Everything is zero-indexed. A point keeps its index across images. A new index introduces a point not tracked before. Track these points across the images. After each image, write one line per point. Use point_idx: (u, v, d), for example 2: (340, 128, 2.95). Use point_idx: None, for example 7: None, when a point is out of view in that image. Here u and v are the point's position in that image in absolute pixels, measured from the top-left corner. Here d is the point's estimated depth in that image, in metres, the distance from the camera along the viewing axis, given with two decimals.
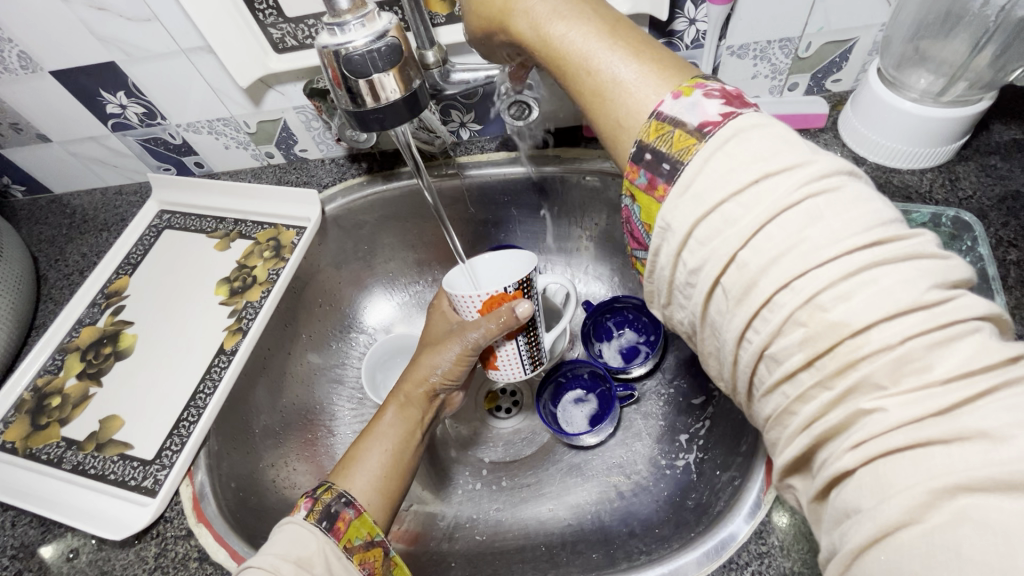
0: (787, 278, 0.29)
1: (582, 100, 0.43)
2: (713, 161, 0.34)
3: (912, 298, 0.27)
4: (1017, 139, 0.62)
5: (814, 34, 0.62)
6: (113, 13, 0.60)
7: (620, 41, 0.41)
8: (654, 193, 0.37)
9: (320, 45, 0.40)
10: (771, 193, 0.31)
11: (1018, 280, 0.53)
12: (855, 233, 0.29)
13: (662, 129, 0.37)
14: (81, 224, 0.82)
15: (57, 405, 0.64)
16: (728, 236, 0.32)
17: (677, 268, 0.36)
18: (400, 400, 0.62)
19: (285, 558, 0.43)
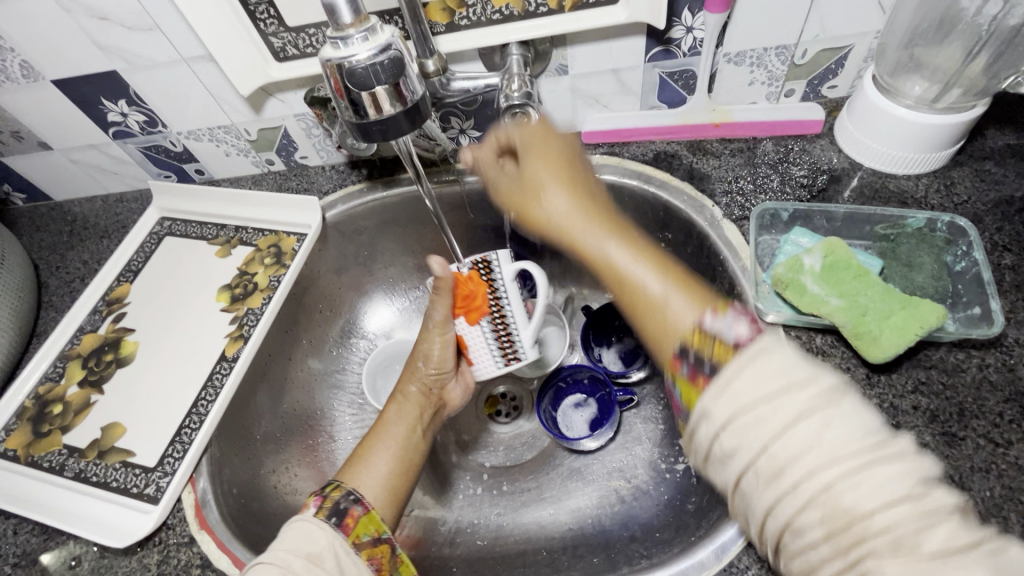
0: (808, 472, 0.31)
1: (631, 310, 0.47)
2: (745, 371, 0.34)
3: (904, 491, 0.29)
4: (1011, 144, 0.63)
5: (809, 42, 0.62)
6: (115, 23, 0.61)
7: (663, 266, 0.47)
8: (696, 384, 0.38)
9: (323, 58, 0.41)
10: (793, 397, 0.32)
11: (1012, 285, 0.54)
12: (859, 440, 0.31)
13: (705, 339, 0.39)
14: (82, 231, 0.82)
15: (58, 412, 0.64)
16: (760, 431, 0.32)
17: (711, 450, 0.34)
18: (399, 398, 0.63)
19: (296, 553, 0.44)
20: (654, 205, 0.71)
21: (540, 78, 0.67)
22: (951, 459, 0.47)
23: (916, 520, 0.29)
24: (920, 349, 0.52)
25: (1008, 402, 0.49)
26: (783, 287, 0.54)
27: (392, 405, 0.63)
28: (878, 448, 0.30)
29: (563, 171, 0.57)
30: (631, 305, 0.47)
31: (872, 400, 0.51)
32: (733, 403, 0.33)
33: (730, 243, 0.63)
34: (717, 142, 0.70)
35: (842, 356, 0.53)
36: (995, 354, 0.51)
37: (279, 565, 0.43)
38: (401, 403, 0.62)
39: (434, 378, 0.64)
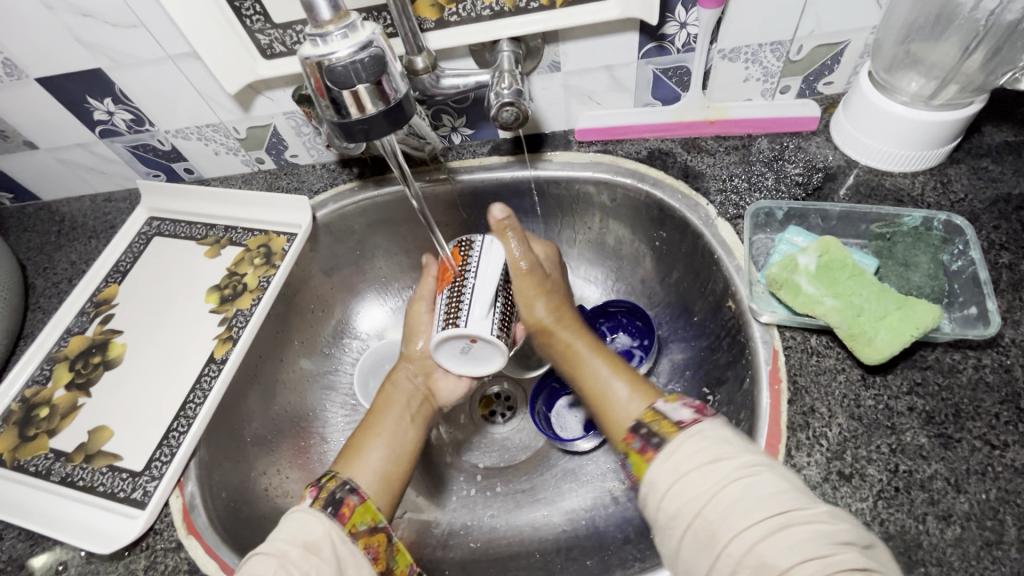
0: (735, 532, 0.38)
1: (599, 412, 0.53)
2: (685, 446, 0.42)
3: (817, 550, 0.36)
4: (1008, 141, 0.62)
5: (805, 38, 0.61)
6: (98, 19, 0.60)
7: (628, 372, 0.54)
8: (645, 456, 0.44)
9: (303, 56, 0.40)
10: (718, 469, 0.41)
11: (1010, 284, 0.53)
12: (772, 505, 0.38)
13: (656, 416, 0.46)
14: (70, 231, 0.81)
15: (45, 415, 0.63)
16: (692, 500, 0.40)
17: (658, 513, 0.42)
18: (391, 383, 0.65)
19: (292, 542, 0.45)
20: (648, 204, 0.70)
21: (531, 76, 0.67)
22: (946, 461, 0.46)
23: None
24: (915, 350, 0.52)
25: (1004, 403, 0.48)
26: (778, 287, 0.54)
27: (383, 394, 0.64)
28: (790, 511, 0.38)
29: (554, 283, 0.62)
30: (598, 403, 0.53)
31: (868, 401, 0.50)
32: (672, 472, 0.42)
33: (724, 241, 0.63)
34: (712, 139, 0.69)
35: (837, 357, 0.53)
36: (991, 354, 0.50)
37: (276, 557, 0.44)
38: (390, 394, 0.64)
39: (420, 366, 0.65)
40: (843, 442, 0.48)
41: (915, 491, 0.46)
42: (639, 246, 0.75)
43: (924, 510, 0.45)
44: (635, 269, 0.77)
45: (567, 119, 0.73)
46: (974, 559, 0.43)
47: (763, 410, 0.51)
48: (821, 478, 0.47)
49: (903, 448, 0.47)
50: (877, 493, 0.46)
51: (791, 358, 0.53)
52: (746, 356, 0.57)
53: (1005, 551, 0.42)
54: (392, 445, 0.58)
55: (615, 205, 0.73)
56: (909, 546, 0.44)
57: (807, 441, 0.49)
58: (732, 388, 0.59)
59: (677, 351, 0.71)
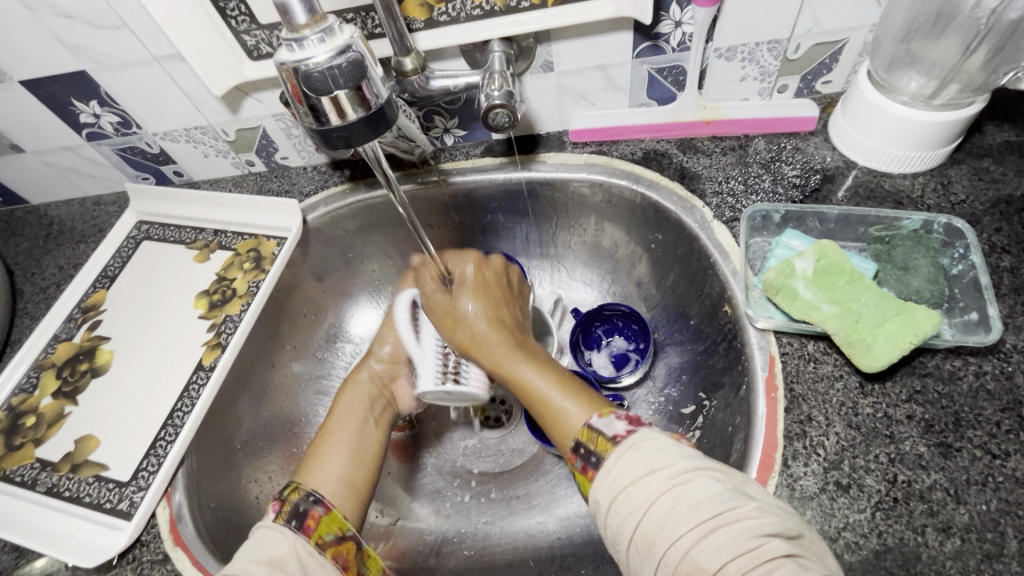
0: (670, 541, 0.38)
1: (543, 425, 0.52)
2: (619, 458, 0.43)
3: (745, 546, 0.36)
4: (1010, 141, 0.61)
5: (802, 36, 0.60)
6: (81, 21, 0.58)
7: (564, 380, 0.53)
8: (588, 476, 0.45)
9: (279, 61, 0.39)
10: (651, 481, 0.41)
11: (1011, 289, 0.52)
12: (702, 508, 0.38)
13: (591, 434, 0.46)
14: (59, 235, 0.80)
15: (31, 424, 0.62)
16: (630, 515, 0.41)
17: (605, 526, 0.43)
18: (355, 383, 0.65)
19: (256, 561, 0.45)
20: (643, 207, 0.69)
21: (524, 76, 0.65)
22: (946, 471, 0.45)
23: (759, 572, 0.35)
24: (915, 357, 0.50)
25: (1006, 411, 0.47)
26: (775, 292, 0.53)
27: (343, 394, 0.64)
28: (722, 512, 0.38)
29: (482, 293, 0.60)
30: (541, 415, 0.52)
31: (866, 409, 0.49)
32: (612, 489, 0.42)
33: (720, 245, 0.61)
34: (708, 140, 0.68)
35: (835, 364, 0.52)
36: (992, 361, 0.49)
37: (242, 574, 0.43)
38: (349, 396, 0.63)
39: (387, 369, 0.67)
40: (841, 451, 0.47)
41: (914, 501, 0.45)
42: (635, 249, 0.74)
43: (923, 522, 0.44)
44: (631, 271, 0.76)
45: (561, 120, 0.71)
46: (974, 572, 0.42)
47: (760, 418, 0.50)
48: (818, 488, 0.46)
49: (902, 458, 0.46)
50: (875, 504, 0.45)
51: (788, 364, 0.52)
52: (743, 362, 0.56)
53: (1005, 563, 0.42)
54: (354, 445, 0.58)
55: (610, 207, 0.72)
56: (907, 559, 0.43)
57: (804, 450, 0.48)
58: (728, 394, 0.58)
59: (673, 355, 0.70)
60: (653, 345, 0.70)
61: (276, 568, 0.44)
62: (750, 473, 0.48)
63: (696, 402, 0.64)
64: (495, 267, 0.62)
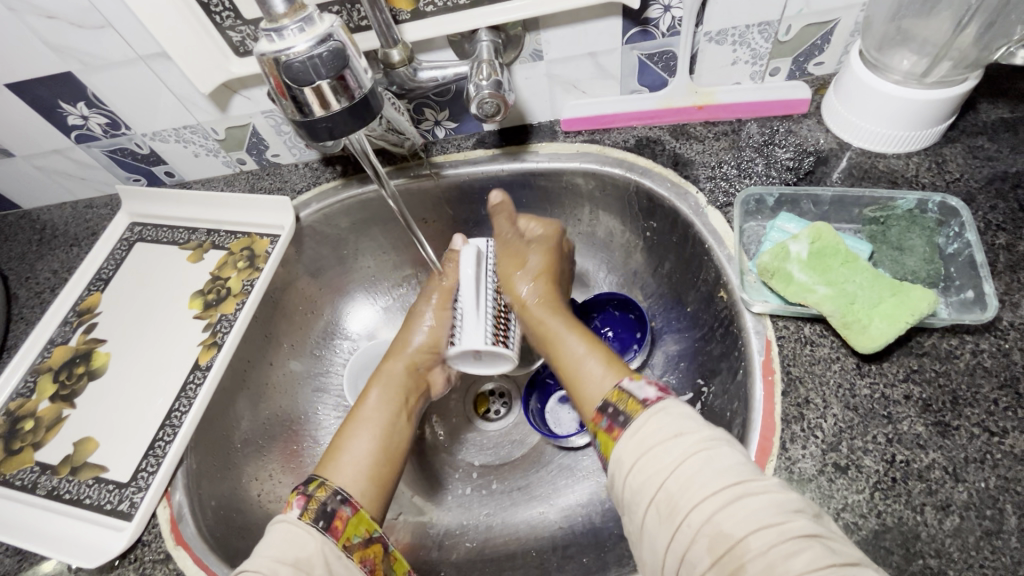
0: (697, 501, 0.39)
1: (572, 386, 0.53)
2: (648, 418, 0.44)
3: (769, 519, 0.37)
4: (1005, 118, 0.60)
5: (793, 17, 0.59)
6: (63, 20, 0.58)
7: (603, 350, 0.54)
8: (611, 434, 0.46)
9: (259, 53, 0.39)
10: (680, 443, 0.42)
11: (1007, 265, 0.52)
12: (728, 476, 0.39)
13: (621, 394, 0.47)
14: (51, 239, 0.80)
15: (30, 428, 0.62)
16: (655, 474, 0.41)
17: (625, 487, 0.43)
18: (383, 380, 0.63)
19: (282, 560, 0.45)
20: (637, 194, 0.68)
21: (514, 66, 0.65)
22: (944, 450, 0.45)
23: (782, 544, 0.35)
24: (911, 336, 0.50)
25: (1002, 388, 0.47)
26: (769, 276, 0.52)
27: (372, 391, 0.62)
28: (750, 481, 0.39)
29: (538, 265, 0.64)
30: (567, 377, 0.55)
31: (863, 390, 0.49)
32: (639, 448, 0.43)
33: (715, 230, 0.61)
34: (700, 125, 0.68)
35: (831, 346, 0.51)
36: (989, 339, 0.49)
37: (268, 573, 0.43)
38: (383, 387, 0.63)
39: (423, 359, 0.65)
40: (839, 433, 0.47)
41: (912, 481, 0.45)
42: (630, 237, 0.74)
43: (922, 501, 0.44)
44: (627, 260, 0.76)
45: (552, 110, 0.71)
46: (973, 549, 0.42)
47: (757, 403, 0.50)
48: (816, 470, 0.46)
49: (900, 438, 0.46)
50: (873, 484, 0.45)
51: (785, 348, 0.52)
52: (739, 346, 0.55)
53: (1004, 540, 0.42)
54: (382, 442, 0.58)
55: (603, 196, 0.72)
56: (906, 538, 0.43)
57: (802, 433, 0.48)
58: (726, 379, 0.57)
59: (670, 342, 0.70)
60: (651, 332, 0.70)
61: (302, 570, 0.45)
62: (748, 457, 0.48)
63: (694, 389, 0.64)
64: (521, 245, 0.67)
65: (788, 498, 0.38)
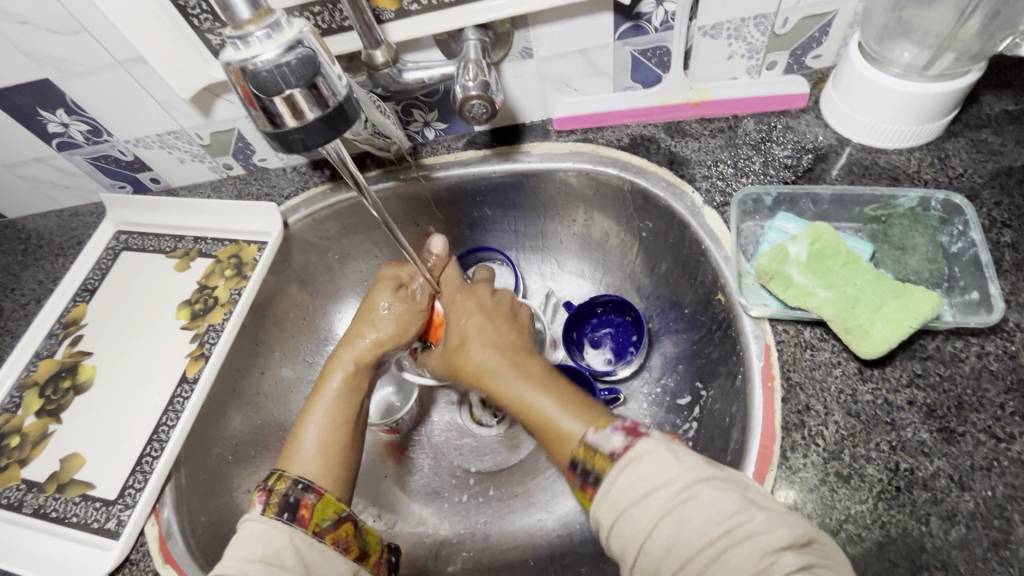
0: (684, 565, 0.36)
1: (543, 437, 0.48)
2: (618, 476, 0.40)
3: (759, 572, 0.34)
4: (1009, 110, 0.59)
5: (791, 9, 0.57)
6: (37, 26, 0.56)
7: (567, 390, 0.49)
8: (586, 494, 0.42)
9: (224, 62, 0.38)
10: (653, 503, 0.37)
11: (1013, 264, 0.50)
12: (711, 532, 0.36)
13: (589, 451, 0.42)
14: (37, 249, 0.78)
15: (15, 445, 0.61)
16: (633, 539, 0.38)
17: (609, 548, 0.40)
18: (348, 368, 0.61)
19: (250, 559, 0.45)
20: (632, 194, 0.67)
21: (503, 64, 0.63)
22: (950, 457, 0.44)
23: None
24: (915, 339, 0.49)
25: (1009, 392, 0.45)
26: (768, 279, 0.51)
27: (319, 395, 0.59)
28: (736, 529, 0.35)
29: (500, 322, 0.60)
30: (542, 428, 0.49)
31: (865, 396, 0.47)
32: (615, 512, 0.39)
33: (712, 231, 0.60)
34: (696, 122, 0.66)
35: (832, 350, 0.50)
36: (995, 341, 0.48)
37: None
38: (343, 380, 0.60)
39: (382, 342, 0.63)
40: (841, 441, 0.46)
41: (917, 490, 0.43)
42: (626, 237, 0.72)
43: (927, 511, 0.42)
44: (622, 261, 0.74)
45: (544, 109, 0.69)
46: (980, 561, 0.40)
47: (756, 410, 0.49)
48: (818, 479, 0.45)
49: (904, 445, 0.45)
50: (877, 494, 0.44)
51: (785, 353, 0.51)
52: (738, 351, 0.54)
53: (1013, 550, 0.40)
54: (343, 417, 0.57)
55: (597, 196, 0.70)
56: (912, 549, 0.41)
57: (803, 441, 0.46)
58: (725, 384, 0.56)
59: (668, 345, 0.69)
60: (648, 334, 0.68)
61: (273, 563, 0.45)
62: (748, 466, 0.47)
63: (692, 392, 0.62)
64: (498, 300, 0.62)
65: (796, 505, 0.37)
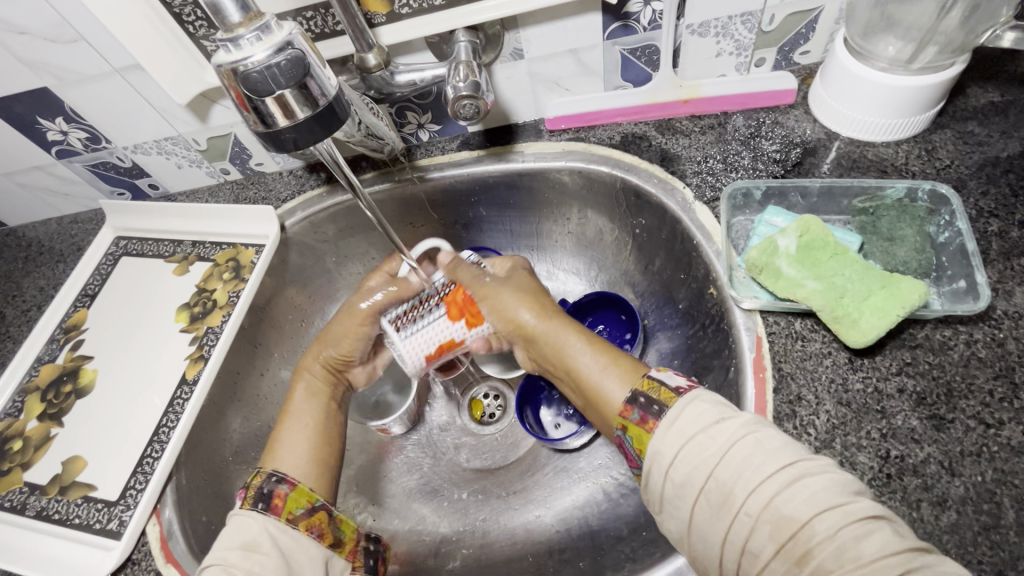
0: (763, 494, 0.36)
1: (593, 396, 0.49)
2: (686, 409, 0.41)
3: (834, 498, 0.35)
4: (995, 102, 0.59)
5: (776, 6, 0.58)
6: (35, 36, 0.57)
7: (616, 355, 0.51)
8: (646, 426, 0.42)
9: (216, 65, 0.38)
10: (725, 428, 0.39)
11: (1001, 253, 0.51)
12: (776, 462, 0.37)
13: (651, 382, 0.44)
14: (37, 256, 0.79)
15: (18, 449, 0.62)
16: (702, 464, 0.38)
17: (666, 482, 0.40)
18: (308, 378, 0.62)
19: (230, 548, 0.47)
20: (624, 192, 0.67)
21: (494, 65, 0.64)
22: (940, 444, 0.44)
23: (853, 524, 0.33)
24: (904, 328, 0.49)
25: (997, 379, 0.46)
26: (758, 272, 0.51)
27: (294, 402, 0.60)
28: (811, 460, 0.37)
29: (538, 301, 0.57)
30: (592, 390, 0.49)
31: (855, 385, 0.48)
32: (699, 431, 0.40)
33: (703, 226, 0.60)
34: (686, 119, 0.67)
35: (822, 341, 0.51)
36: (983, 329, 0.48)
37: (218, 564, 0.45)
38: (307, 383, 0.62)
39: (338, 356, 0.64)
40: (831, 429, 0.46)
41: (908, 476, 0.44)
42: (620, 236, 0.73)
43: (918, 496, 0.43)
44: (617, 259, 0.75)
45: (536, 109, 0.70)
46: (972, 545, 0.41)
47: (748, 401, 0.49)
48: None
49: (894, 433, 0.45)
50: (869, 481, 0.44)
51: (775, 344, 0.51)
52: (730, 344, 0.55)
53: (1003, 535, 0.41)
54: (315, 422, 0.59)
55: (590, 194, 0.71)
56: None
57: (795, 431, 0.47)
58: (718, 378, 0.57)
59: (663, 340, 0.69)
60: (641, 333, 0.69)
61: (251, 550, 0.46)
62: None
63: None
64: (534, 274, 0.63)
65: (846, 478, 0.36)
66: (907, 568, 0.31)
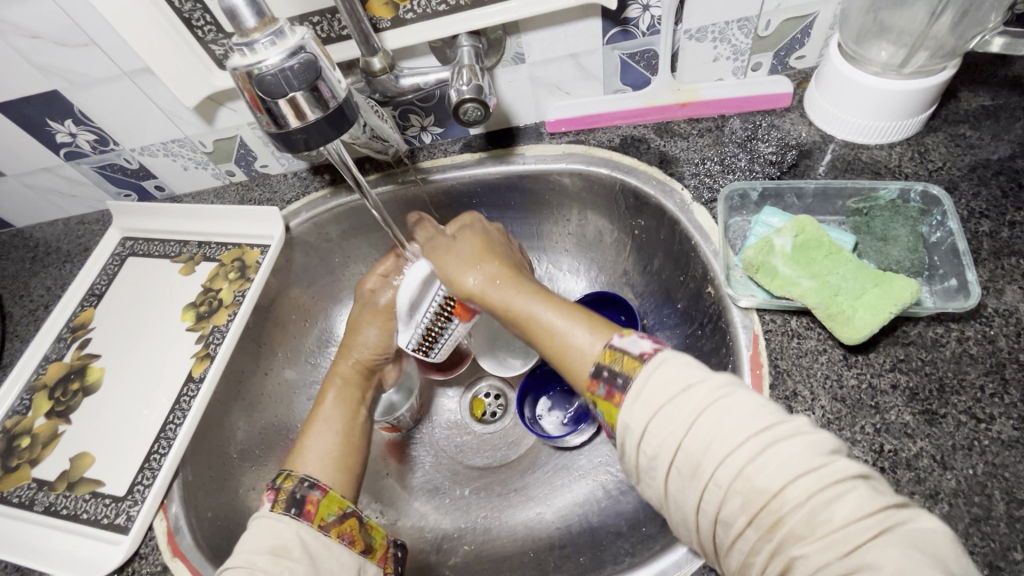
0: (735, 467, 0.35)
1: (561, 365, 0.48)
2: (652, 378, 0.40)
3: (807, 464, 0.34)
4: (986, 106, 0.61)
5: (772, 12, 0.60)
6: (47, 40, 0.58)
7: (582, 316, 0.50)
8: (614, 400, 0.42)
9: (232, 68, 0.40)
10: (692, 396, 0.38)
11: (992, 252, 0.52)
12: (748, 431, 0.36)
13: (614, 354, 0.44)
14: (45, 256, 0.80)
15: (26, 445, 0.63)
16: (671, 434, 0.38)
17: (640, 453, 0.40)
18: (338, 382, 0.65)
19: (259, 551, 0.47)
20: (623, 193, 0.68)
21: (496, 69, 0.65)
22: (933, 438, 0.46)
23: (828, 489, 0.34)
24: (897, 326, 0.51)
25: (988, 375, 0.47)
26: (754, 271, 0.53)
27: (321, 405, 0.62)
28: (784, 425, 0.36)
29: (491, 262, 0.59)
30: (558, 356, 0.49)
31: (850, 381, 0.49)
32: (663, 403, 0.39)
33: (701, 227, 0.61)
34: (684, 122, 0.68)
35: (818, 338, 0.52)
36: (974, 326, 0.49)
37: (245, 566, 0.45)
38: (336, 389, 0.64)
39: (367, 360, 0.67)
40: (826, 424, 0.47)
41: (901, 470, 0.45)
42: (619, 236, 0.74)
43: (911, 489, 0.44)
44: (616, 259, 0.76)
45: (537, 112, 0.71)
46: (963, 536, 0.42)
47: None
48: None
49: (888, 427, 0.47)
50: None
51: (772, 341, 0.52)
52: (727, 342, 0.56)
53: (993, 526, 0.42)
54: (342, 428, 0.60)
55: (590, 195, 0.72)
56: None
57: None
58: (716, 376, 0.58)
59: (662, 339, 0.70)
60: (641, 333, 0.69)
61: (280, 555, 0.47)
62: None
63: None
64: (487, 233, 0.65)
65: (821, 438, 0.36)
66: (880, 528, 0.33)
